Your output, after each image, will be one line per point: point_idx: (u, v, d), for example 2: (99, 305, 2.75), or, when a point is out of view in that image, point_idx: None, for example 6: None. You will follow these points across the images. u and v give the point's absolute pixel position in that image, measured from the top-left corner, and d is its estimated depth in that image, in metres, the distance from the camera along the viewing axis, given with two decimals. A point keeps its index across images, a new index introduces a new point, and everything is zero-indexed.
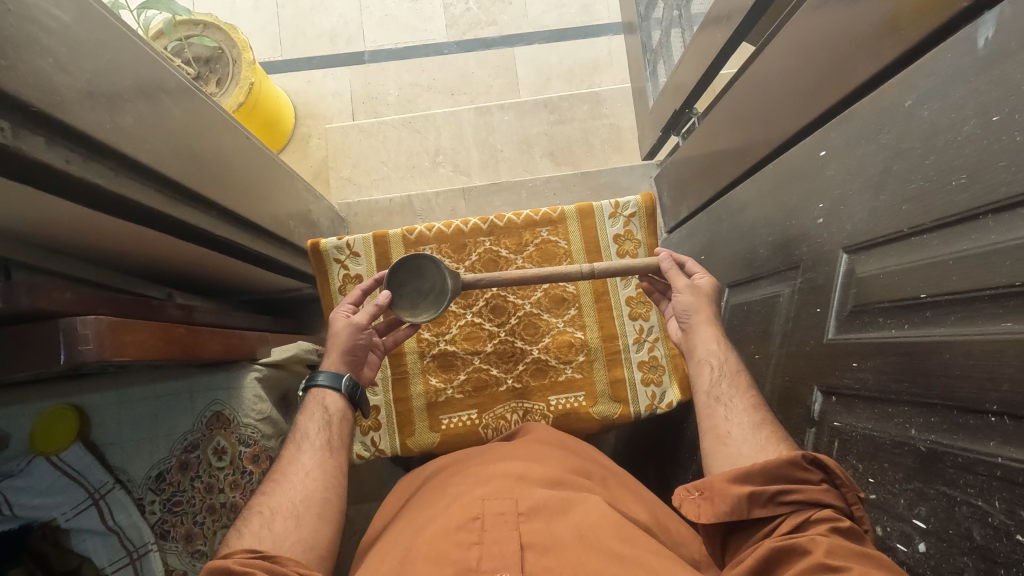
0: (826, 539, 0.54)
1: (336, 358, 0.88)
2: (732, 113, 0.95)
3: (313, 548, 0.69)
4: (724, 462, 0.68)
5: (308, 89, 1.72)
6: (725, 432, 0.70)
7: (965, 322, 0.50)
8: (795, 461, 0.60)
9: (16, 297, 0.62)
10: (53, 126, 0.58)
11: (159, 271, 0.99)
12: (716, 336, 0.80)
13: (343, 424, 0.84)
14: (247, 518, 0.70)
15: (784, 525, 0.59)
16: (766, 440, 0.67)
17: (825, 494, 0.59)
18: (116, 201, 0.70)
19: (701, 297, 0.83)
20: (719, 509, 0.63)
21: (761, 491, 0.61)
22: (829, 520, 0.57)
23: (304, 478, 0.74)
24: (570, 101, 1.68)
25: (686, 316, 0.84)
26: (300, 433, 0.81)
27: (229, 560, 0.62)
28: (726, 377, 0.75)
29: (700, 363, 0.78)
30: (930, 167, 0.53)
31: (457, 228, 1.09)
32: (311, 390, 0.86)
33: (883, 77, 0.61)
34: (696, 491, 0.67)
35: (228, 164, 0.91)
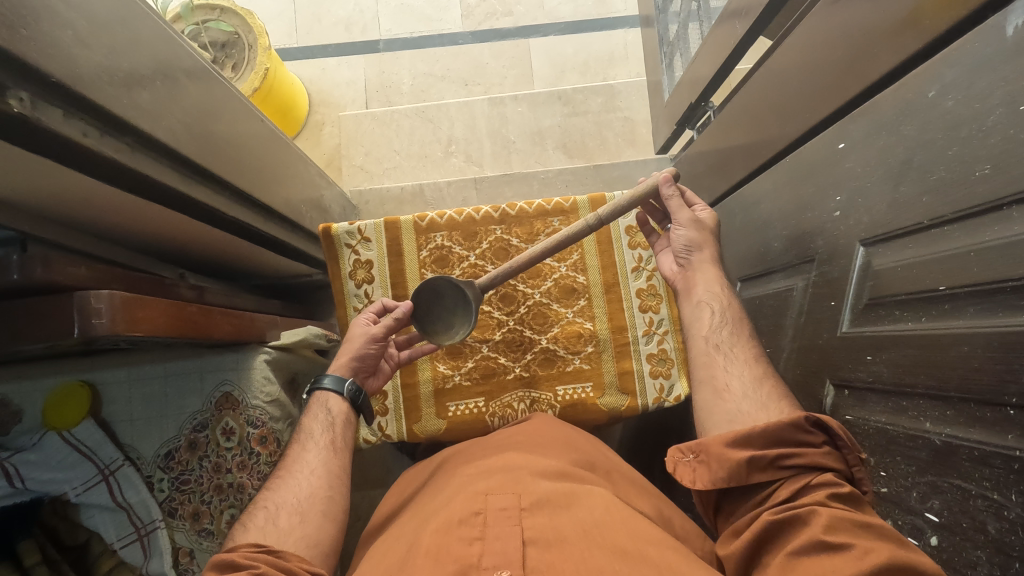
0: (827, 509, 0.55)
1: (345, 361, 0.88)
2: (747, 106, 0.94)
3: (316, 545, 0.69)
4: (721, 418, 0.69)
5: (322, 77, 1.72)
6: (723, 386, 0.71)
7: (985, 314, 0.49)
8: (799, 425, 0.60)
9: (32, 270, 0.63)
10: (71, 99, 0.58)
11: (172, 251, 1.00)
12: (718, 278, 0.81)
13: (347, 427, 0.84)
14: (252, 513, 0.71)
15: (781, 490, 0.60)
16: (766, 399, 0.68)
17: (825, 458, 0.60)
18: (133, 177, 0.71)
19: (701, 231, 0.83)
20: (716, 475, 0.63)
21: (762, 456, 0.61)
22: (829, 485, 0.58)
23: (309, 475, 0.75)
24: (584, 94, 1.67)
25: (687, 253, 0.84)
26: (304, 433, 0.81)
27: (235, 552, 0.63)
28: (727, 324, 0.77)
29: (700, 306, 0.80)
30: (953, 157, 0.52)
31: (469, 216, 1.09)
32: (315, 392, 0.87)
33: (904, 68, 0.60)
34: (691, 453, 0.67)
35: (243, 146, 0.91)
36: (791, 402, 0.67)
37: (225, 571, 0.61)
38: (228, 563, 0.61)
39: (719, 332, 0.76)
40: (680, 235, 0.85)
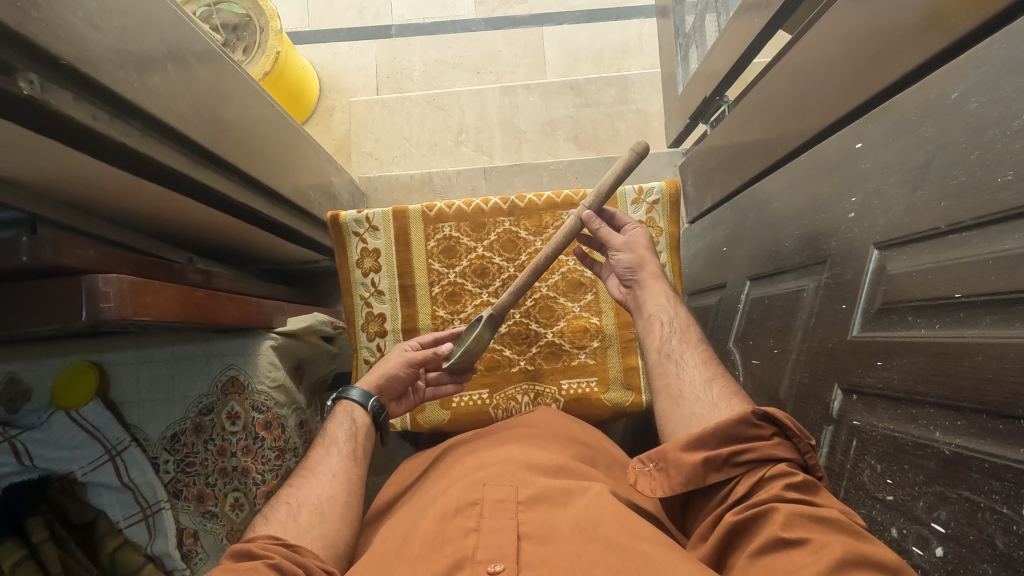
0: (783, 504, 0.55)
1: (374, 377, 0.91)
2: (763, 103, 0.93)
3: (333, 545, 0.69)
4: (678, 423, 0.68)
5: (334, 62, 1.71)
6: (678, 392, 0.71)
7: (1002, 324, 0.48)
8: (746, 419, 0.61)
9: (41, 252, 0.63)
10: (81, 82, 0.58)
11: (181, 235, 1.00)
12: (665, 291, 0.82)
13: (367, 436, 0.85)
14: (274, 506, 0.71)
15: (739, 486, 0.60)
16: (717, 397, 0.68)
17: (777, 449, 0.60)
18: (142, 161, 0.70)
19: (639, 251, 0.85)
20: (674, 480, 0.64)
21: (715, 455, 0.61)
22: (783, 476, 0.58)
23: (330, 479, 0.75)
24: (597, 85, 1.65)
25: (630, 274, 0.85)
26: (329, 438, 0.82)
27: (252, 543, 0.63)
28: (676, 334, 0.77)
29: (650, 319, 0.80)
30: (975, 162, 0.51)
31: (478, 207, 1.08)
32: (340, 401, 0.88)
33: (928, 68, 0.59)
34: (651, 463, 0.68)
35: (253, 132, 0.91)
36: (741, 398, 0.67)
37: (241, 561, 0.61)
38: (245, 552, 0.61)
39: (669, 342, 0.76)
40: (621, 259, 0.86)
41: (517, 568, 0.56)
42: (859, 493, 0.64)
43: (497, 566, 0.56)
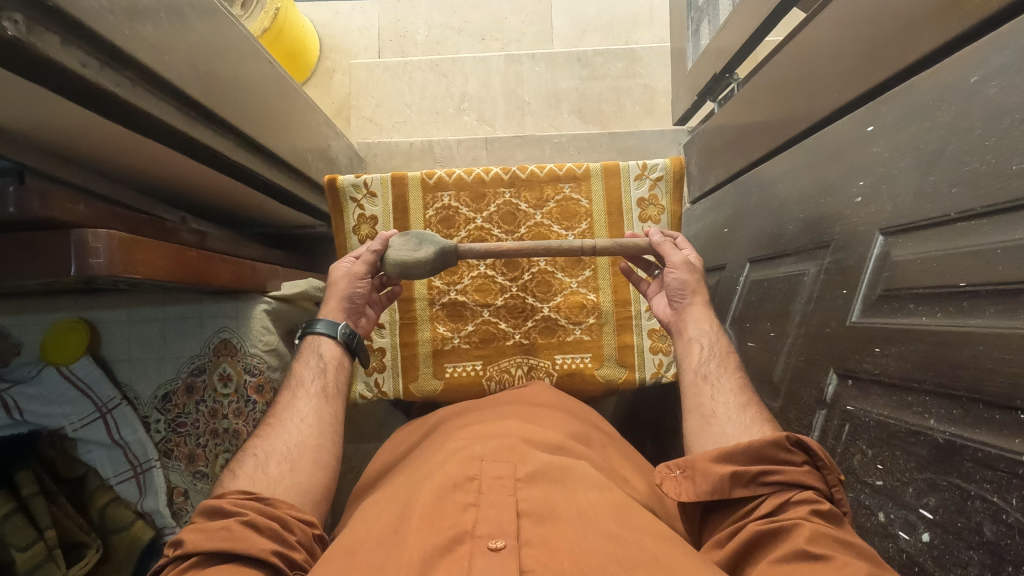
0: (809, 523, 0.55)
1: (335, 305, 0.89)
2: (773, 83, 0.91)
3: (307, 492, 0.69)
4: (707, 441, 0.69)
5: (335, 22, 1.67)
6: (710, 412, 0.71)
7: (1005, 315, 0.47)
8: (779, 442, 0.61)
9: (29, 204, 0.61)
10: (68, 25, 0.55)
11: (175, 192, 0.98)
12: (708, 317, 0.81)
13: (339, 370, 0.84)
14: (240, 460, 0.70)
15: (763, 505, 0.60)
16: (750, 422, 0.68)
17: (806, 476, 0.60)
18: (134, 114, 0.68)
19: (692, 274, 0.84)
20: (700, 488, 0.63)
21: (745, 471, 0.61)
22: (810, 502, 0.58)
23: (299, 424, 0.74)
24: (604, 57, 1.61)
25: (680, 296, 0.84)
26: (295, 380, 0.80)
27: (223, 499, 0.63)
28: (716, 357, 0.76)
29: (690, 342, 0.79)
30: (990, 149, 0.50)
31: (478, 176, 1.06)
32: (307, 336, 0.86)
33: (948, 50, 0.57)
34: (678, 468, 0.67)
35: (250, 89, 0.88)
36: (774, 427, 0.67)
37: (213, 518, 0.61)
38: (215, 510, 0.61)
39: (707, 363, 0.76)
40: (673, 278, 0.84)
41: (517, 544, 0.56)
42: (849, 478, 0.64)
43: (499, 542, 0.55)
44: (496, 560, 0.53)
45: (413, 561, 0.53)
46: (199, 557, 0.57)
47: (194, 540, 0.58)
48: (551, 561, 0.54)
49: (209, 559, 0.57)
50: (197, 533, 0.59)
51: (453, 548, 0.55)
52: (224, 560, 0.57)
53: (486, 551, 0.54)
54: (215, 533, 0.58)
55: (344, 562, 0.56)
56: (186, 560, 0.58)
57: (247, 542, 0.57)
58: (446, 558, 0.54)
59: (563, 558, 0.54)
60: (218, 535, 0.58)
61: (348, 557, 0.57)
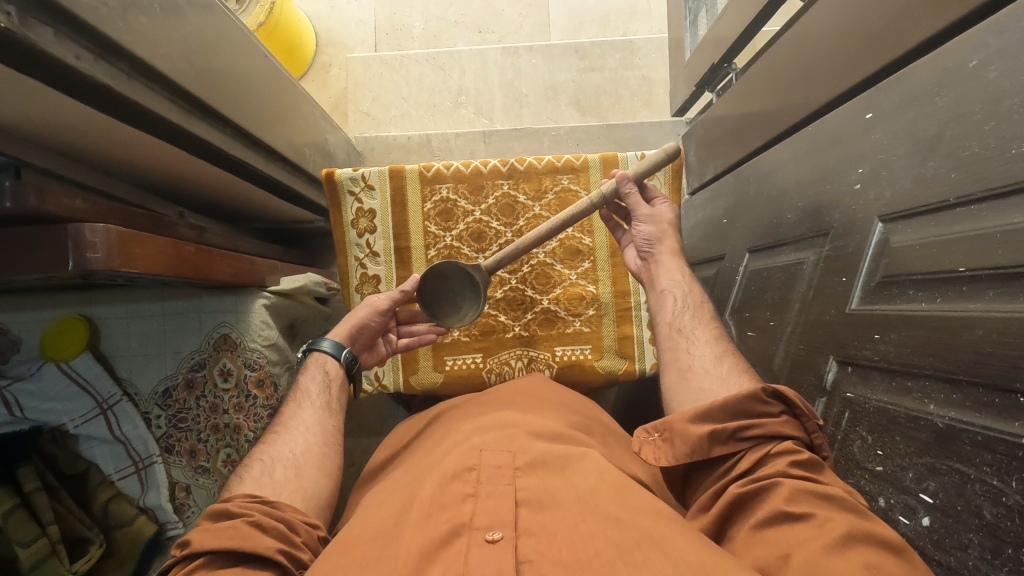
0: (789, 480, 0.56)
1: (345, 329, 0.89)
2: (771, 72, 0.90)
3: (313, 497, 0.69)
4: (684, 397, 0.69)
5: (331, 16, 1.66)
6: (687, 366, 0.72)
7: (1004, 299, 0.47)
8: (756, 396, 0.61)
9: (25, 199, 0.61)
10: (61, 17, 0.55)
11: (171, 187, 0.97)
12: (679, 267, 0.81)
13: (341, 388, 0.84)
14: (248, 465, 0.70)
15: (742, 461, 0.61)
16: (727, 374, 0.69)
17: (784, 427, 0.60)
18: (129, 107, 0.68)
19: (660, 223, 0.84)
20: (678, 450, 0.64)
21: (723, 428, 0.61)
22: (789, 453, 0.59)
23: (305, 433, 0.74)
24: (602, 49, 1.60)
25: (648, 246, 0.84)
26: (301, 392, 0.80)
27: (231, 503, 0.63)
28: (689, 309, 0.77)
29: (663, 294, 0.79)
30: (989, 133, 0.50)
31: (476, 168, 1.06)
32: (312, 352, 0.86)
33: (947, 35, 0.57)
34: (655, 433, 0.67)
35: (246, 83, 0.88)
36: (751, 377, 0.68)
37: (220, 520, 0.61)
38: (222, 512, 0.61)
39: (682, 317, 0.76)
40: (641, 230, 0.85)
41: (514, 534, 0.56)
42: (849, 464, 0.64)
43: (496, 534, 0.55)
44: (492, 552, 0.53)
45: (411, 553, 0.53)
46: (205, 558, 0.58)
47: (200, 540, 0.58)
48: (550, 549, 0.54)
49: (215, 561, 0.57)
50: (205, 533, 0.59)
51: (450, 542, 0.55)
52: (230, 562, 0.57)
53: (482, 543, 0.54)
54: (221, 532, 0.58)
55: (341, 556, 0.56)
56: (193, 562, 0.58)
57: (253, 542, 0.57)
58: (444, 552, 0.54)
59: (562, 544, 0.54)
60: (224, 534, 0.58)
61: (346, 551, 0.57)
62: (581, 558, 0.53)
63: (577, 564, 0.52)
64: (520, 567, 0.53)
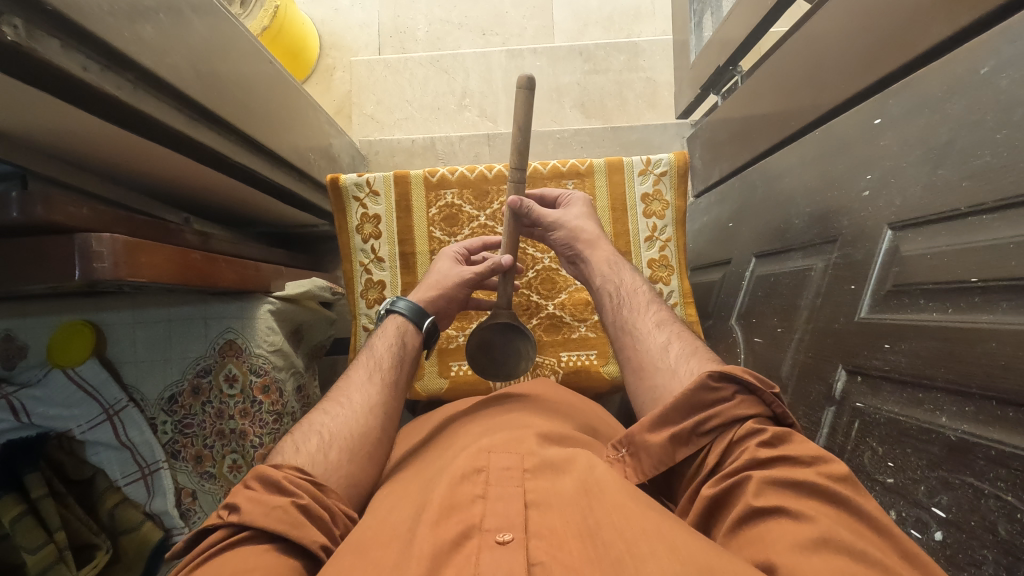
0: (755, 471, 0.53)
1: (431, 296, 0.90)
2: (779, 76, 0.90)
3: (355, 485, 0.68)
4: (645, 396, 0.68)
5: (335, 18, 1.67)
6: (638, 364, 0.70)
7: (1017, 310, 0.47)
8: (704, 383, 0.59)
9: (32, 209, 0.61)
10: (69, 29, 0.55)
11: (177, 194, 0.98)
12: (608, 260, 0.83)
13: (412, 363, 0.84)
14: (305, 435, 0.69)
15: (710, 455, 0.58)
16: (678, 360, 0.67)
17: (742, 408, 0.58)
18: (135, 116, 0.68)
19: (570, 226, 0.87)
20: (649, 462, 0.62)
21: (681, 427, 0.59)
22: (752, 435, 0.56)
23: (365, 412, 0.73)
24: (607, 51, 1.60)
25: (571, 249, 0.86)
26: (375, 359, 0.80)
27: (280, 472, 0.61)
28: (626, 302, 0.77)
29: (599, 293, 0.81)
30: (1002, 142, 0.49)
31: (481, 174, 1.06)
32: (391, 314, 0.88)
33: (957, 42, 0.56)
34: (622, 449, 0.65)
35: (251, 89, 0.88)
36: (702, 357, 0.67)
37: (269, 491, 0.60)
38: (273, 483, 0.60)
39: (620, 314, 0.76)
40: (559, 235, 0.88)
41: (525, 536, 0.56)
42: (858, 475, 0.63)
43: (507, 535, 0.55)
44: (505, 553, 0.53)
45: (425, 553, 0.52)
46: (251, 532, 0.56)
47: (249, 512, 0.57)
48: (561, 553, 0.53)
49: (259, 537, 0.56)
50: (254, 505, 0.58)
51: (461, 543, 0.55)
52: (268, 540, 0.56)
53: (493, 545, 0.54)
54: (272, 510, 0.57)
55: (356, 557, 0.55)
56: (238, 530, 0.57)
57: (302, 531, 0.56)
58: (455, 554, 0.54)
59: (573, 548, 0.54)
60: (273, 514, 0.57)
61: (361, 552, 0.56)
62: (591, 558, 0.52)
63: (588, 565, 0.51)
64: (530, 568, 0.52)
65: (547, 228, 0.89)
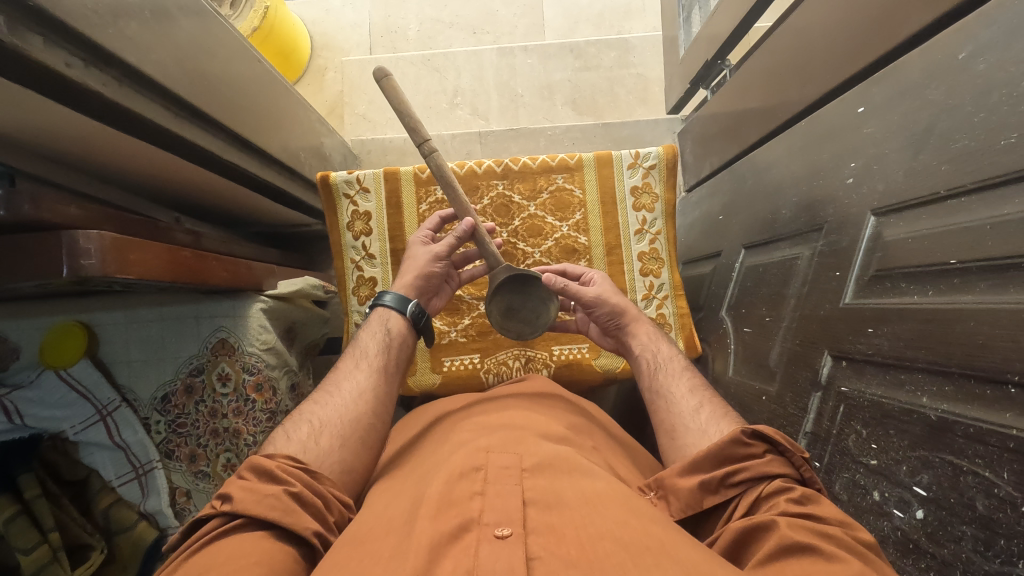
0: (783, 516, 0.54)
1: (409, 280, 0.90)
2: (765, 68, 0.90)
3: (350, 471, 0.68)
4: (677, 453, 0.70)
5: (326, 19, 1.67)
6: (671, 426, 0.73)
7: (996, 290, 0.47)
8: (735, 438, 0.62)
9: (19, 206, 0.61)
10: (52, 25, 0.55)
11: (167, 193, 0.98)
12: (650, 332, 0.87)
13: (401, 348, 0.84)
14: (296, 423, 0.69)
15: (738, 508, 0.60)
16: (707, 422, 0.70)
17: (771, 466, 0.60)
18: (122, 113, 0.68)
19: (613, 302, 0.89)
20: (676, 506, 0.63)
21: (710, 477, 0.61)
22: (781, 492, 0.58)
23: (356, 398, 0.74)
24: (597, 48, 1.60)
25: (613, 323, 0.89)
26: (360, 350, 0.81)
27: (273, 460, 0.62)
28: (662, 368, 0.80)
29: (638, 358, 0.84)
30: (979, 125, 0.50)
31: (471, 170, 1.06)
32: (376, 308, 0.88)
33: (935, 28, 0.57)
34: (650, 491, 0.67)
35: (239, 88, 0.88)
36: (733, 420, 0.69)
37: (263, 480, 0.60)
38: (265, 471, 0.60)
39: (655, 378, 0.80)
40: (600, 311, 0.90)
41: (524, 531, 0.55)
42: (842, 458, 0.63)
43: (505, 530, 0.54)
44: (503, 547, 0.52)
45: (423, 546, 0.52)
46: (243, 520, 0.56)
47: (242, 500, 0.57)
48: (558, 547, 0.53)
49: (251, 524, 0.57)
50: (248, 493, 0.58)
51: (459, 536, 0.55)
52: (262, 528, 0.56)
53: (491, 538, 0.53)
54: (265, 498, 0.57)
55: (352, 549, 0.55)
56: (230, 518, 0.57)
57: (295, 519, 0.57)
58: (453, 546, 0.54)
59: (571, 544, 0.54)
60: (267, 502, 0.57)
61: (357, 545, 0.56)
62: (590, 559, 0.52)
63: (586, 563, 0.51)
64: (529, 563, 0.52)
65: (585, 305, 0.90)
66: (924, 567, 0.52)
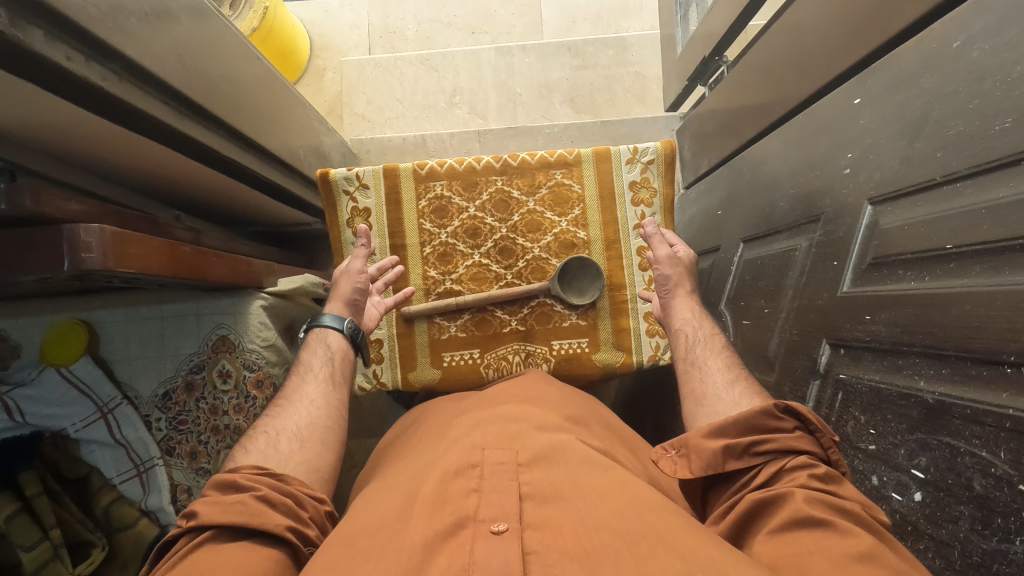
0: (802, 490, 0.54)
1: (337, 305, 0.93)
2: (762, 63, 0.91)
3: (315, 470, 0.68)
4: (703, 419, 0.69)
5: (325, 20, 1.67)
6: (702, 394, 0.73)
7: (991, 272, 0.48)
8: (768, 411, 0.60)
9: (20, 200, 0.62)
10: (51, 18, 0.55)
11: (167, 191, 0.98)
12: (691, 305, 0.87)
13: (345, 361, 0.86)
14: (252, 436, 0.70)
15: (758, 476, 0.59)
16: (739, 396, 0.69)
17: (799, 442, 0.59)
18: (122, 107, 0.69)
19: (675, 267, 0.91)
20: (695, 465, 0.63)
21: (735, 442, 0.61)
22: (805, 466, 0.57)
23: (309, 405, 0.75)
24: (595, 46, 1.61)
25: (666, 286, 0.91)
26: (303, 365, 0.82)
27: (237, 473, 0.62)
28: (700, 343, 0.80)
29: (678, 331, 0.85)
30: (973, 111, 0.50)
31: (470, 165, 1.07)
32: (313, 329, 0.89)
33: (930, 18, 0.57)
34: (672, 449, 0.67)
35: (239, 84, 0.88)
36: (765, 396, 0.68)
37: (226, 492, 0.60)
38: (228, 484, 0.60)
39: (693, 351, 0.79)
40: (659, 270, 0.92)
41: (519, 526, 0.55)
42: (844, 445, 0.64)
43: (501, 525, 0.54)
44: (499, 543, 0.52)
45: (415, 545, 0.53)
46: (212, 531, 0.57)
47: (208, 513, 0.57)
48: (554, 540, 0.53)
49: (223, 535, 0.57)
50: (212, 506, 0.58)
51: (456, 533, 0.54)
52: (236, 536, 0.57)
53: (488, 534, 0.53)
54: (231, 506, 0.57)
55: (345, 547, 0.56)
56: (198, 533, 0.57)
57: (264, 518, 0.57)
58: (450, 542, 0.54)
59: (566, 536, 0.54)
60: (233, 508, 0.57)
61: (350, 543, 0.56)
62: (589, 551, 0.52)
63: (582, 553, 0.51)
64: (525, 557, 0.52)
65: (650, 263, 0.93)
66: (922, 549, 0.52)
